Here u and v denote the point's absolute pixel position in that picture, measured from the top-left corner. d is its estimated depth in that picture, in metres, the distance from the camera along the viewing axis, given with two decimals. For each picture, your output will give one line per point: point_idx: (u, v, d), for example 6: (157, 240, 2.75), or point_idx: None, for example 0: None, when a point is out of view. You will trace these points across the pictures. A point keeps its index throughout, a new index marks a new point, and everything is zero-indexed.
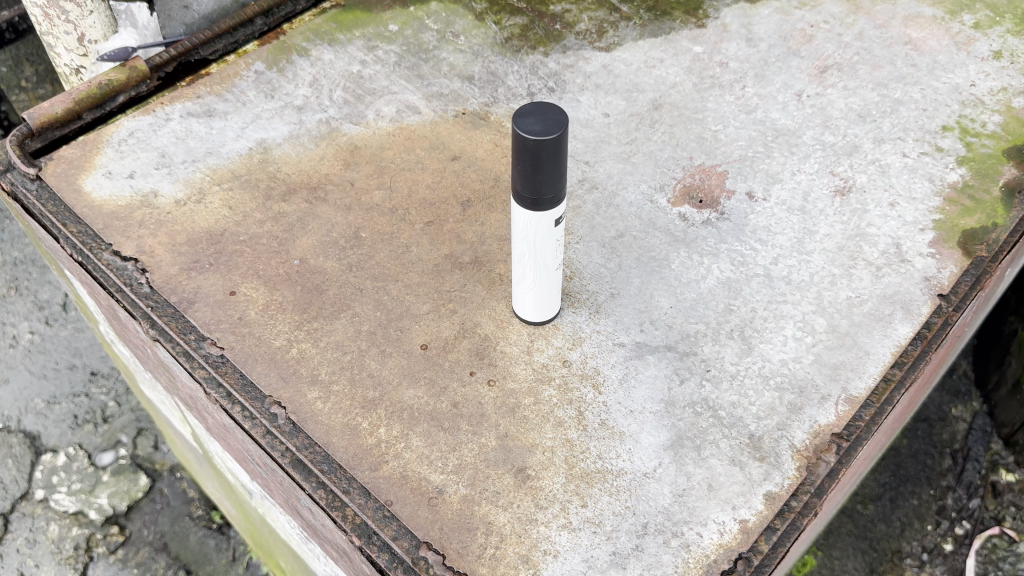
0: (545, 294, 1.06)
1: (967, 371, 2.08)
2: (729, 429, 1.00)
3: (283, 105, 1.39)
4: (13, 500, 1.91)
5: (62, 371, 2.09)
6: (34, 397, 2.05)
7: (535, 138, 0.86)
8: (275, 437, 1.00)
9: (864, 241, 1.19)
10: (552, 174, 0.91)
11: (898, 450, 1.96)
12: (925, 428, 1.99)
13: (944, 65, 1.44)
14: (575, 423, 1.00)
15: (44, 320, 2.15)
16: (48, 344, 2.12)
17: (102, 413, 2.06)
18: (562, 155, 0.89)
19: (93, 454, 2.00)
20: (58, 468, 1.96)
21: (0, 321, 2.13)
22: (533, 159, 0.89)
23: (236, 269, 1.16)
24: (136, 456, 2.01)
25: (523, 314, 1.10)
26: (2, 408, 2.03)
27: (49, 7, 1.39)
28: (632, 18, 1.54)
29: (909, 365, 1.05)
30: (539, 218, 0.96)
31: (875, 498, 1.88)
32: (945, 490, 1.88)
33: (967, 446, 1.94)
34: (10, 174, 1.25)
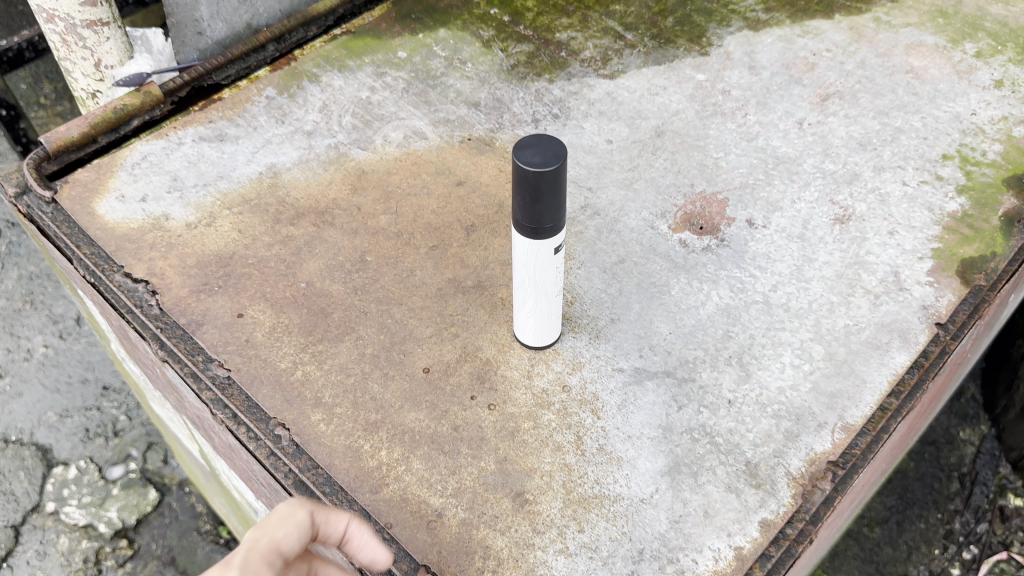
0: (545, 320, 1.08)
1: (975, 395, 2.08)
2: (726, 455, 1.01)
3: (293, 130, 1.42)
4: (24, 512, 1.93)
5: (75, 385, 2.13)
6: (47, 410, 2.08)
7: (534, 169, 0.88)
8: (279, 458, 1.02)
9: (862, 269, 1.20)
10: (551, 205, 0.93)
11: (906, 473, 1.95)
12: (932, 451, 1.98)
13: (945, 94, 1.46)
14: (573, 448, 1.02)
15: (57, 334, 2.19)
16: (61, 358, 2.16)
17: (113, 427, 2.09)
18: (561, 186, 0.91)
19: (104, 467, 2.02)
20: (69, 481, 1.99)
21: (15, 335, 2.17)
22: (533, 190, 0.90)
23: (244, 292, 1.18)
24: (145, 470, 2.04)
25: (523, 338, 1.11)
26: (15, 421, 2.06)
27: (67, 34, 1.41)
28: (637, 46, 1.57)
29: (905, 394, 1.06)
30: (540, 247, 0.98)
31: (882, 521, 1.88)
32: (952, 514, 1.88)
33: (975, 469, 1.95)
34: (27, 197, 1.28)
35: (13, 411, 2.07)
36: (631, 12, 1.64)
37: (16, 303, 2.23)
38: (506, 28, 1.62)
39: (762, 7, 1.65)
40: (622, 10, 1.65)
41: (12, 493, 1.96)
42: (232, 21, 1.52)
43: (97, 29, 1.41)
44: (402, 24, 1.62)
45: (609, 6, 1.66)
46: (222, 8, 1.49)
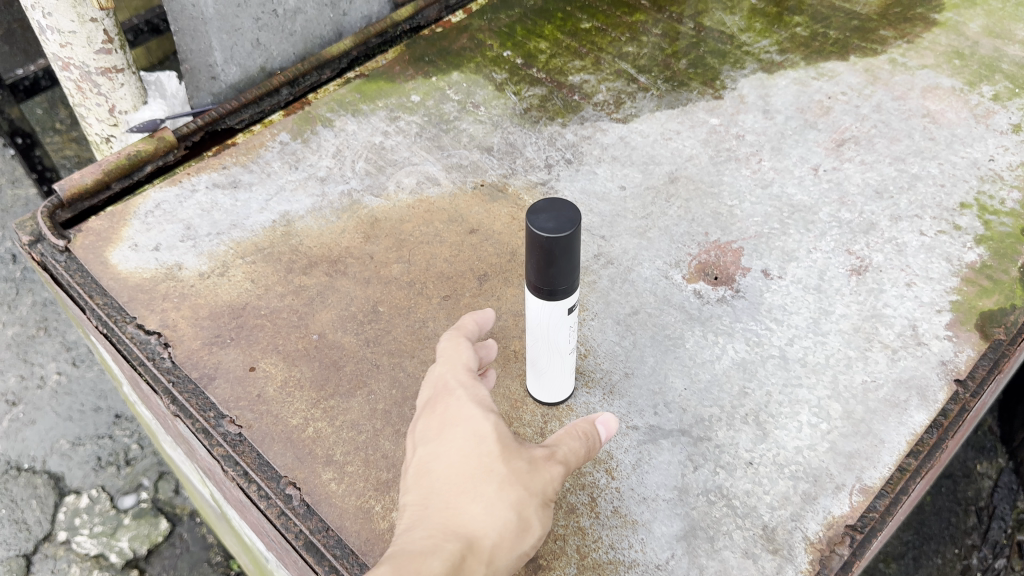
0: (560, 375, 1.06)
1: (993, 427, 2.05)
2: (742, 519, 1.00)
3: (307, 176, 1.42)
4: (36, 540, 1.92)
5: (88, 413, 2.12)
6: (59, 438, 2.07)
7: (548, 234, 0.87)
8: (290, 519, 1.01)
9: (880, 322, 1.19)
10: (565, 268, 0.92)
11: (922, 507, 1.93)
12: (949, 484, 1.96)
13: (963, 139, 1.44)
14: (587, 510, 1.01)
15: (71, 361, 2.18)
16: (74, 386, 2.15)
17: (125, 456, 2.08)
18: (575, 251, 0.90)
19: (115, 497, 2.01)
20: (81, 510, 1.98)
21: (29, 362, 2.17)
22: (546, 255, 0.90)
23: (256, 344, 1.18)
24: (157, 499, 2.03)
25: (537, 393, 1.10)
26: (28, 449, 2.04)
27: (81, 81, 1.42)
28: (650, 89, 1.57)
29: (924, 454, 1.05)
30: (553, 306, 0.97)
31: (898, 557, 1.86)
32: (970, 549, 1.85)
33: (993, 504, 1.91)
34: (40, 245, 1.29)
35: (25, 439, 2.06)
36: (644, 54, 1.64)
37: (29, 330, 2.23)
38: (519, 70, 1.62)
39: (776, 48, 1.64)
40: (635, 51, 1.65)
41: (23, 521, 1.94)
42: (246, 65, 1.53)
43: (111, 76, 1.42)
44: (415, 67, 1.62)
45: (622, 48, 1.66)
46: (236, 52, 1.49)
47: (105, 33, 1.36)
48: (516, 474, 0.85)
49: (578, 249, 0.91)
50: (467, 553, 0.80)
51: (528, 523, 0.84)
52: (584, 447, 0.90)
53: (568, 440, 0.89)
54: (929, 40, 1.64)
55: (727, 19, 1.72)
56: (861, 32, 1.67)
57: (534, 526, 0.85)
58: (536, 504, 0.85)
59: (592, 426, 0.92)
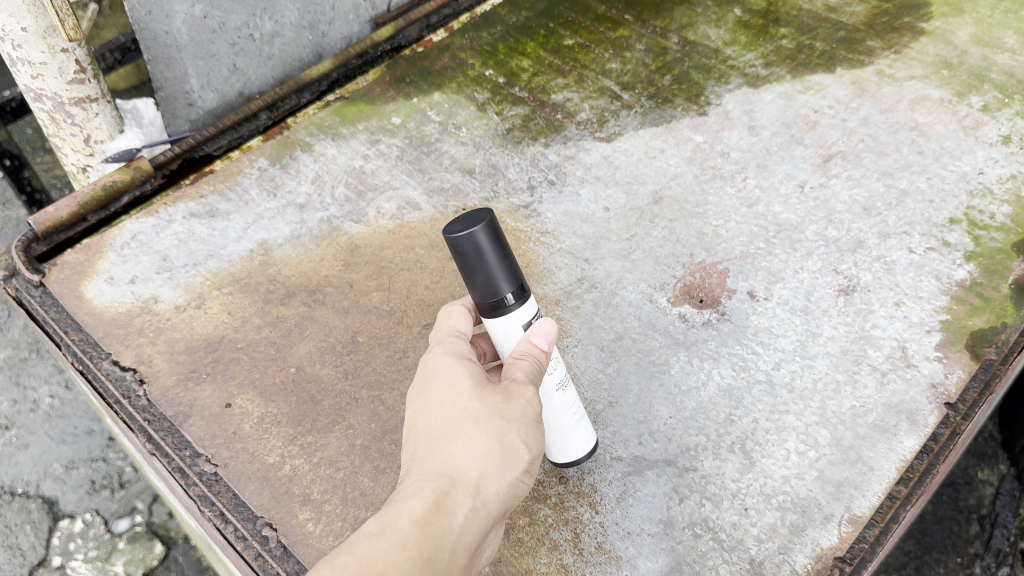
0: (572, 422, 0.99)
1: (994, 434, 2.02)
2: (729, 552, 0.97)
3: (285, 204, 1.40)
4: (30, 566, 1.83)
5: (81, 436, 2.01)
6: (52, 462, 1.97)
7: (463, 230, 0.87)
8: (266, 561, 0.99)
9: (868, 344, 1.16)
10: (497, 271, 0.90)
11: (923, 516, 1.89)
12: (950, 493, 1.93)
13: (951, 152, 1.41)
14: (570, 546, 0.99)
15: (64, 384, 2.08)
16: (67, 409, 2.04)
17: (119, 478, 1.97)
18: (500, 249, 0.90)
19: (109, 520, 1.90)
20: (75, 534, 1.88)
21: (20, 386, 2.07)
22: (470, 259, 0.89)
23: (233, 379, 1.15)
24: (152, 523, 1.90)
25: (564, 457, 1.01)
26: (21, 473, 1.95)
27: (54, 112, 1.40)
28: (634, 107, 1.54)
29: (915, 481, 1.03)
30: (514, 317, 0.94)
31: (900, 566, 1.81)
32: (973, 558, 1.82)
33: (995, 512, 1.89)
34: (15, 280, 1.27)
35: (18, 463, 1.96)
36: (627, 70, 1.62)
37: (21, 352, 2.13)
38: (501, 89, 1.60)
39: (762, 62, 1.62)
40: (618, 68, 1.62)
41: (17, 547, 1.85)
42: (223, 91, 1.51)
43: (85, 106, 1.40)
44: (396, 88, 1.60)
45: (606, 65, 1.63)
46: (213, 78, 1.48)
47: (76, 63, 1.34)
48: (491, 408, 0.89)
49: (503, 243, 0.91)
50: (453, 492, 0.84)
51: (510, 452, 0.88)
52: (540, 367, 0.93)
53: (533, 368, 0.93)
54: (917, 49, 1.61)
55: (712, 32, 1.69)
56: (847, 43, 1.64)
57: (517, 457, 0.89)
58: (516, 435, 0.89)
59: (527, 340, 0.94)
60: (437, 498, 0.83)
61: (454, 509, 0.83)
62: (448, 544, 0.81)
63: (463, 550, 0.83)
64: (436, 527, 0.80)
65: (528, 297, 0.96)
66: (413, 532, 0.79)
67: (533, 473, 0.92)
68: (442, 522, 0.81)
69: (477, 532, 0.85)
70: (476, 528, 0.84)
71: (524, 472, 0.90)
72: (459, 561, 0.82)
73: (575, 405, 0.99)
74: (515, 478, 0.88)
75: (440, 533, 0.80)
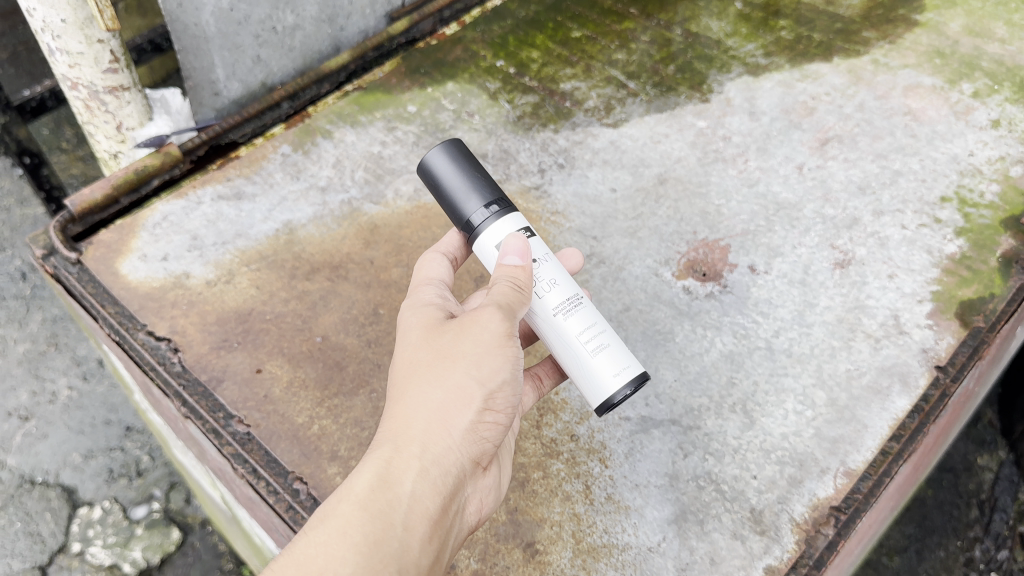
0: (588, 353, 0.98)
1: (992, 420, 2.07)
2: (731, 502, 1.04)
3: (308, 186, 1.47)
4: (51, 552, 1.85)
5: (99, 426, 2.05)
6: (71, 452, 1.99)
7: (424, 160, 1.03)
8: (297, 512, 1.06)
9: (863, 313, 1.23)
10: (460, 187, 1.01)
11: (924, 500, 1.94)
12: (950, 478, 1.98)
13: (943, 135, 1.48)
14: (582, 497, 1.05)
15: (81, 376, 2.11)
16: (85, 400, 2.07)
17: (136, 467, 2.01)
18: (461, 167, 1.02)
19: (127, 508, 1.95)
20: (94, 521, 1.91)
21: (40, 377, 2.08)
22: (437, 184, 1.03)
23: (262, 347, 1.23)
24: (169, 510, 1.95)
25: (599, 396, 0.98)
26: (40, 462, 1.96)
27: (89, 100, 1.47)
28: (639, 95, 1.61)
29: (907, 438, 1.09)
30: (493, 232, 1.00)
31: (900, 550, 1.87)
32: (973, 541, 1.88)
33: (994, 496, 1.95)
34: (53, 258, 1.34)
35: (38, 453, 1.98)
36: (633, 61, 1.69)
37: (39, 345, 2.15)
38: (511, 79, 1.67)
39: (762, 52, 1.69)
40: (624, 58, 1.69)
41: (36, 533, 1.87)
42: (247, 81, 1.59)
43: (118, 94, 1.48)
44: (411, 78, 1.67)
45: (612, 55, 1.70)
46: (237, 68, 1.56)
47: (111, 53, 1.41)
48: (436, 356, 0.91)
49: (466, 163, 1.02)
50: (398, 458, 0.84)
51: (460, 398, 0.88)
52: (514, 281, 0.95)
53: (488, 299, 0.93)
54: (911, 40, 1.68)
55: (714, 24, 1.76)
56: (844, 34, 1.71)
57: (469, 401, 0.89)
58: (464, 379, 0.89)
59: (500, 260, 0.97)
60: (383, 467, 0.83)
61: (400, 476, 0.83)
62: (400, 513, 0.81)
63: (421, 513, 0.83)
64: (381, 498, 0.81)
65: (510, 214, 1.02)
66: (357, 508, 0.79)
67: (497, 413, 0.92)
68: (389, 491, 0.82)
69: (434, 494, 0.85)
70: (432, 491, 0.85)
71: (482, 416, 0.90)
72: (419, 527, 0.82)
73: (590, 334, 0.99)
74: (471, 425, 0.89)
75: (387, 503, 0.81)
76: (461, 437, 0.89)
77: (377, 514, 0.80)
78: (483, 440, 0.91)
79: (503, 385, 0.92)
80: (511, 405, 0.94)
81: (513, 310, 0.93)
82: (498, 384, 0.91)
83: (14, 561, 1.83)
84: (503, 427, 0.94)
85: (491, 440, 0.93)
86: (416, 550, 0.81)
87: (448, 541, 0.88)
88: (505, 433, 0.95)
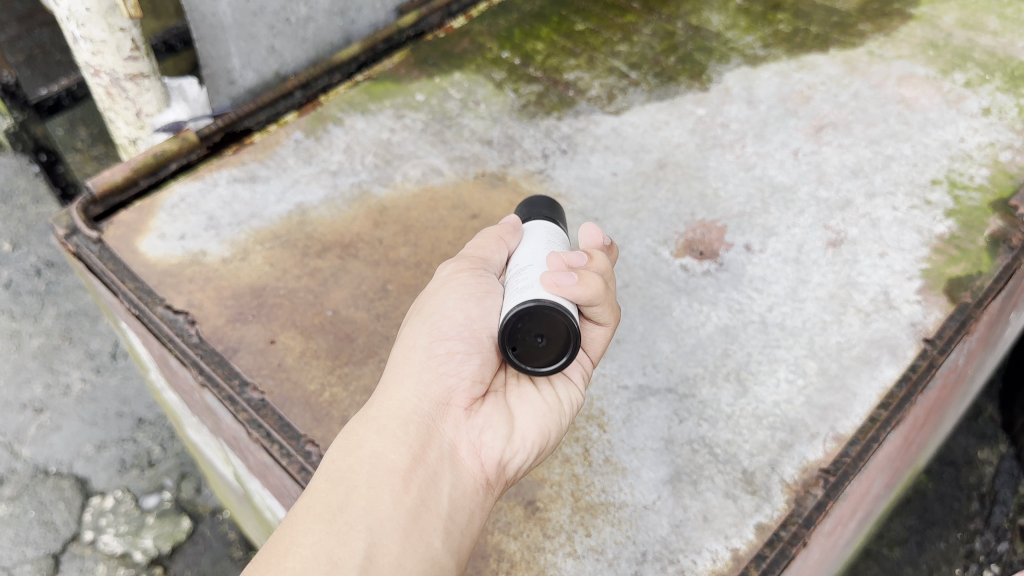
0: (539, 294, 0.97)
1: (994, 415, 2.04)
2: (724, 464, 1.09)
3: (319, 170, 1.52)
4: (63, 541, 1.83)
5: (111, 418, 2.02)
6: (84, 443, 1.97)
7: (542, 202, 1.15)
8: (309, 473, 1.11)
9: (854, 289, 1.28)
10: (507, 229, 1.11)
11: (924, 493, 1.92)
12: (951, 471, 1.96)
13: (935, 122, 1.53)
14: (581, 459, 1.10)
15: (94, 369, 2.08)
16: (98, 393, 2.05)
17: (148, 458, 1.99)
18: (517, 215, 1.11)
19: (139, 497, 1.92)
20: (106, 510, 1.88)
21: (52, 371, 2.05)
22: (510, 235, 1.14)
23: (276, 320, 1.28)
24: (179, 499, 1.94)
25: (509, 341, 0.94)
26: (53, 453, 1.94)
27: (110, 87, 1.54)
28: (640, 84, 1.66)
29: (895, 405, 1.13)
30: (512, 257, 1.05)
31: (901, 541, 1.85)
32: (973, 533, 1.87)
33: (994, 489, 1.94)
34: (75, 237, 1.38)
35: (52, 444, 1.95)
36: (635, 52, 1.73)
37: (53, 339, 2.11)
38: (517, 69, 1.72)
39: (760, 44, 1.73)
40: (627, 50, 1.74)
41: (48, 522, 1.85)
42: (262, 70, 1.65)
43: (137, 81, 1.54)
44: (420, 69, 1.73)
45: (615, 47, 1.75)
46: (252, 58, 1.62)
47: (132, 42, 1.48)
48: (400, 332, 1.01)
49: (538, 206, 1.11)
50: (358, 427, 0.90)
51: (406, 349, 0.97)
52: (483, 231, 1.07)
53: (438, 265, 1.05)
54: (905, 32, 1.72)
55: (714, 18, 1.81)
56: (840, 27, 1.75)
57: (413, 345, 0.97)
58: (412, 330, 0.98)
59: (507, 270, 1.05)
60: (345, 440, 0.90)
61: (358, 441, 0.89)
62: (360, 473, 0.85)
63: (382, 466, 0.86)
64: (341, 466, 0.86)
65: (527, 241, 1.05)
66: (318, 481, 0.85)
67: (449, 343, 0.95)
68: (348, 457, 0.87)
69: (397, 445, 0.88)
70: (393, 444, 0.88)
71: (430, 352, 0.95)
72: (384, 478, 0.85)
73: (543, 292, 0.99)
74: (420, 364, 0.95)
75: (346, 467, 0.86)
76: (416, 382, 0.94)
77: (336, 479, 0.85)
78: (445, 377, 0.94)
79: (446, 313, 0.97)
80: (465, 332, 0.96)
81: (462, 258, 1.03)
82: (438, 319, 0.97)
83: (27, 549, 1.80)
84: (468, 356, 0.96)
85: (459, 376, 0.95)
86: (382, 499, 0.83)
87: (443, 486, 0.88)
88: (480, 367, 0.97)
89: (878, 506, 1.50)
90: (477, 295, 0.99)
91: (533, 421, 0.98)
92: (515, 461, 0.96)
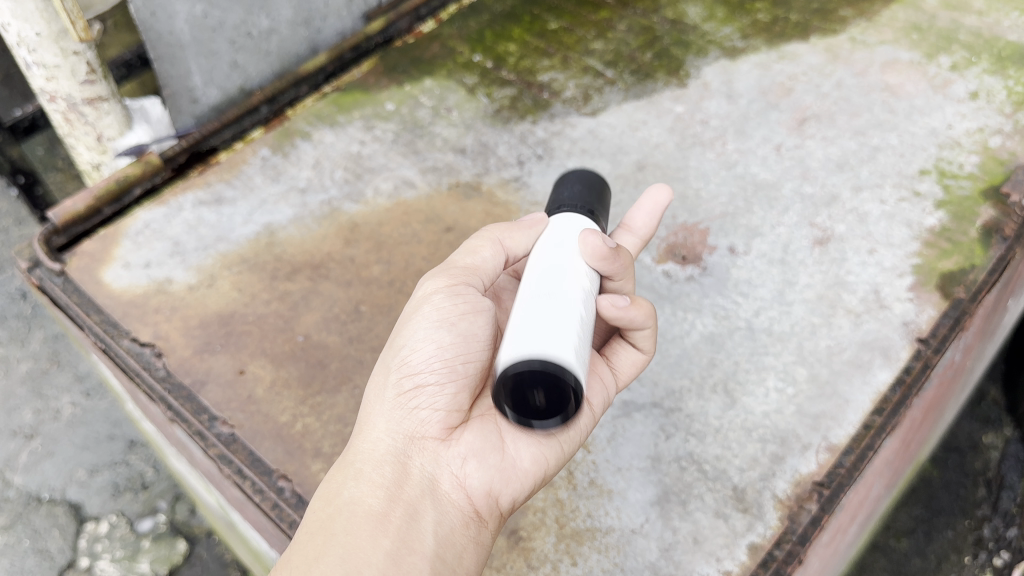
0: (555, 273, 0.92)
1: (998, 399, 1.98)
2: (713, 482, 1.05)
3: (287, 188, 1.47)
4: (59, 568, 1.76)
5: (102, 442, 1.94)
6: (76, 467, 1.89)
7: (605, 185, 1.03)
8: (283, 509, 1.08)
9: (843, 289, 1.23)
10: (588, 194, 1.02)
11: (930, 481, 1.87)
12: (956, 457, 1.90)
13: (921, 109, 1.47)
14: (564, 482, 1.06)
15: (83, 393, 2.00)
16: (89, 416, 1.97)
17: (141, 480, 1.91)
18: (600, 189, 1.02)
19: (133, 521, 1.85)
20: (101, 536, 1.81)
21: (41, 396, 1.98)
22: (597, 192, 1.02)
23: (245, 349, 1.24)
24: (174, 521, 1.86)
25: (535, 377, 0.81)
26: (45, 480, 1.87)
27: (68, 112, 1.50)
28: (617, 83, 1.61)
29: (890, 411, 1.09)
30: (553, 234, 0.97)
31: (908, 531, 1.80)
32: (981, 520, 1.82)
33: (1002, 473, 1.88)
34: (38, 270, 1.34)
35: (44, 471, 1.87)
36: (610, 49, 1.67)
37: (41, 364, 2.03)
38: (489, 73, 1.67)
39: (739, 35, 1.67)
40: (602, 48, 1.68)
41: (44, 550, 1.78)
42: (225, 86, 1.60)
43: (96, 105, 1.50)
44: (389, 77, 1.67)
45: (589, 45, 1.69)
46: (215, 75, 1.56)
47: (87, 65, 1.43)
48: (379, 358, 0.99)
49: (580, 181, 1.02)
50: (338, 475, 0.90)
51: (382, 384, 0.95)
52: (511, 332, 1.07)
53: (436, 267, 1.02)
54: (888, 16, 1.66)
55: (691, 9, 1.74)
56: (820, 14, 1.69)
57: (384, 384, 0.95)
58: (383, 365, 0.96)
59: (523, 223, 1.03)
60: (327, 490, 0.90)
61: (338, 489, 0.88)
62: (338, 522, 0.84)
63: (359, 513, 0.85)
64: (320, 517, 0.86)
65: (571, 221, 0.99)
66: (301, 534, 0.85)
67: (417, 376, 0.92)
68: (328, 507, 0.87)
69: (373, 487, 0.87)
70: (368, 487, 0.87)
71: (403, 386, 0.93)
72: (362, 523, 0.84)
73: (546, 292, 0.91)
74: (397, 397, 0.93)
75: (325, 518, 0.85)
76: (391, 419, 0.92)
77: (315, 530, 0.84)
78: (419, 410, 0.92)
79: (416, 347, 0.94)
80: (436, 365, 0.92)
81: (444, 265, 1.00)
82: (405, 352, 0.94)
83: None
84: (448, 391, 0.92)
85: (432, 408, 0.92)
86: (360, 545, 0.82)
87: (425, 525, 0.86)
88: (452, 392, 0.92)
89: (880, 505, 1.44)
90: (451, 322, 0.94)
91: (523, 442, 0.93)
92: (507, 492, 0.92)
